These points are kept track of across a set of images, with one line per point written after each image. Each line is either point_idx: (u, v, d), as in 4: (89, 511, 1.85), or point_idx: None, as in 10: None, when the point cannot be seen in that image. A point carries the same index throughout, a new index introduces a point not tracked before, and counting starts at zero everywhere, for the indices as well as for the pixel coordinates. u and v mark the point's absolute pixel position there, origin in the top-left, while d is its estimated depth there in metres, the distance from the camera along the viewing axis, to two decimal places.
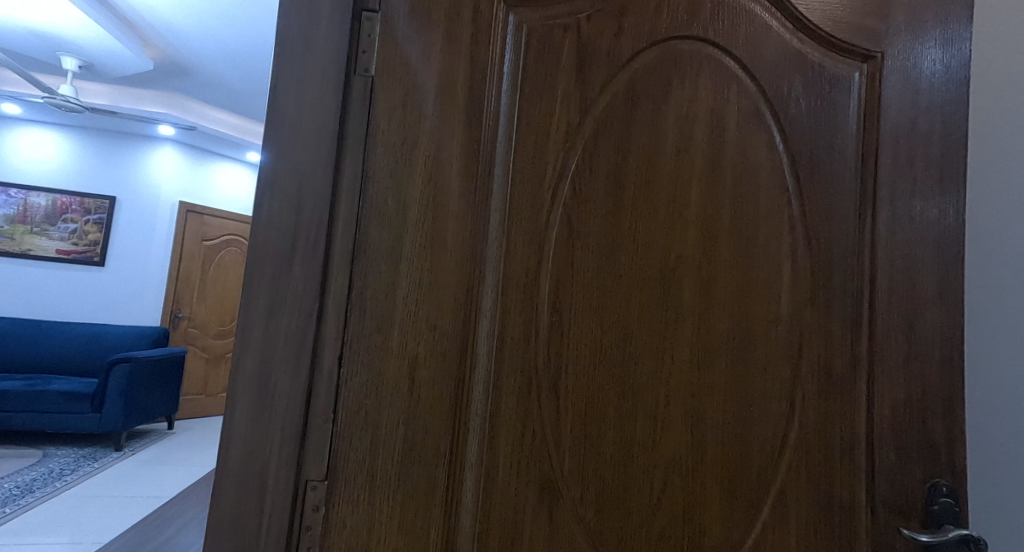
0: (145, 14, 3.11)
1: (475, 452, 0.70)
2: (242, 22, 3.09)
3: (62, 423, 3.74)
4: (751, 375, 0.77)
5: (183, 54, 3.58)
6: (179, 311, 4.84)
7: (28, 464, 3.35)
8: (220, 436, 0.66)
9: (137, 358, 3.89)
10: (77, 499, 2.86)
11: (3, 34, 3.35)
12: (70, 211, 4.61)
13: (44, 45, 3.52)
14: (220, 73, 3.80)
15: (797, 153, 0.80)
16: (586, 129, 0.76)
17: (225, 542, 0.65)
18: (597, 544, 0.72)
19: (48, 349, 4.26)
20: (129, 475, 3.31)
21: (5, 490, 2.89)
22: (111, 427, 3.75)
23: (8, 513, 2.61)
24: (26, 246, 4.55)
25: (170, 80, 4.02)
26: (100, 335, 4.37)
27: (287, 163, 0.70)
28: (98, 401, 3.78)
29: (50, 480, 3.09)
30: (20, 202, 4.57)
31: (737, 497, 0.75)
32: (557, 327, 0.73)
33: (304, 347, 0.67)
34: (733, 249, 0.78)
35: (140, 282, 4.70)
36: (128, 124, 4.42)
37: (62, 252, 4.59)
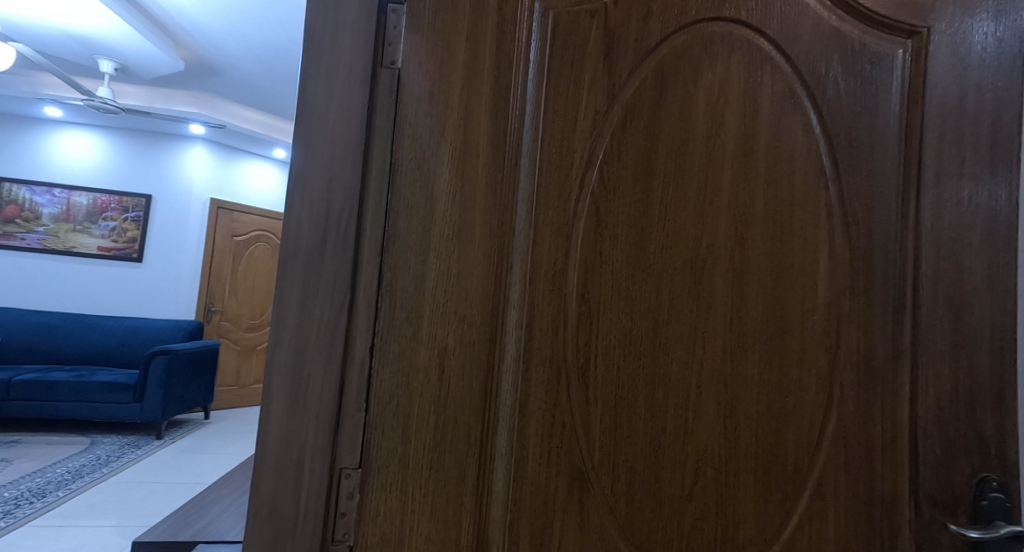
0: (175, 14, 3.19)
1: (505, 441, 0.71)
2: (267, 19, 3.15)
3: (106, 413, 3.92)
4: (786, 366, 0.75)
5: (213, 54, 3.66)
6: (213, 304, 5.01)
7: (78, 451, 3.53)
8: (257, 426, 0.68)
9: (176, 350, 4.05)
10: (123, 484, 3.01)
11: (44, 38, 3.49)
12: (109, 209, 4.80)
13: (82, 48, 3.65)
14: (249, 72, 3.88)
15: (834, 136, 0.77)
16: (614, 117, 0.75)
17: (260, 527, 0.67)
18: (628, 535, 0.72)
19: (92, 341, 4.46)
20: (171, 462, 3.46)
21: (58, 475, 3.05)
22: (152, 417, 3.92)
23: (61, 496, 2.77)
24: (70, 244, 4.75)
25: (203, 80, 4.13)
26: (139, 329, 4.54)
27: (317, 157, 0.71)
28: (140, 391, 3.95)
29: (98, 467, 3.26)
30: (63, 201, 4.77)
31: (772, 490, 0.74)
32: (585, 317, 0.73)
33: (337, 337, 0.69)
34: (767, 236, 0.76)
35: (176, 277, 4.86)
36: (162, 125, 4.57)
37: (103, 249, 4.78)
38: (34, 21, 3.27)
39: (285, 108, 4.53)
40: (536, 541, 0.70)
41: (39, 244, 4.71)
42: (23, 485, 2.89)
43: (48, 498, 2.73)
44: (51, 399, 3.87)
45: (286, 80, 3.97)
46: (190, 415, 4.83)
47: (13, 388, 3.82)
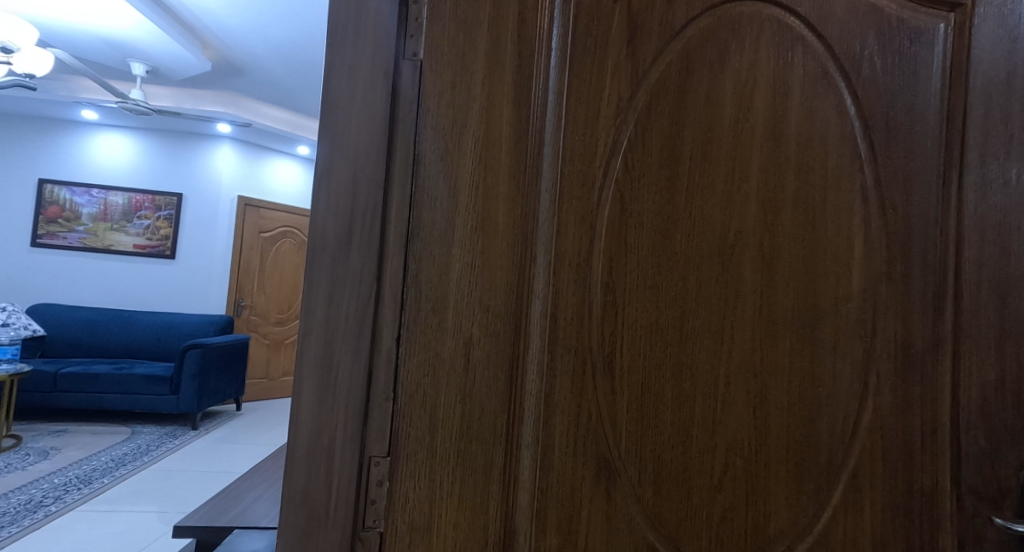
0: (202, 15, 3.27)
1: (531, 431, 0.71)
2: (289, 18, 3.20)
3: (146, 403, 4.10)
4: (818, 355, 0.73)
5: (239, 54, 3.75)
6: (242, 299, 5.20)
7: (120, 440, 3.71)
8: (289, 416, 0.70)
9: (208, 344, 4.21)
10: (163, 472, 3.16)
11: (79, 41, 3.63)
12: (143, 208, 4.98)
13: (115, 51, 3.78)
14: (274, 70, 3.96)
15: (869, 117, 0.74)
16: (638, 103, 0.74)
17: (290, 513, 0.69)
18: (656, 524, 0.71)
19: (131, 336, 4.65)
20: (208, 451, 3.61)
21: (102, 463, 3.22)
22: (187, 408, 4.08)
23: (105, 483, 2.92)
24: (108, 242, 4.96)
25: (232, 79, 4.22)
26: (174, 324, 4.71)
27: (341, 150, 0.71)
28: (175, 384, 4.11)
29: (140, 455, 3.42)
30: (101, 201, 4.98)
31: (805, 479, 0.72)
32: (611, 306, 0.72)
33: (364, 328, 0.70)
34: (798, 222, 0.74)
35: (207, 273, 5.03)
36: (192, 125, 4.74)
37: (139, 247, 4.98)
38: (70, 25, 3.40)
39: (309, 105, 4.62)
40: (564, 530, 0.70)
41: (80, 242, 4.94)
42: (71, 472, 3.05)
43: (94, 484, 2.88)
44: (95, 391, 4.06)
45: (312, 77, 4.04)
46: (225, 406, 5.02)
47: (59, 380, 4.02)
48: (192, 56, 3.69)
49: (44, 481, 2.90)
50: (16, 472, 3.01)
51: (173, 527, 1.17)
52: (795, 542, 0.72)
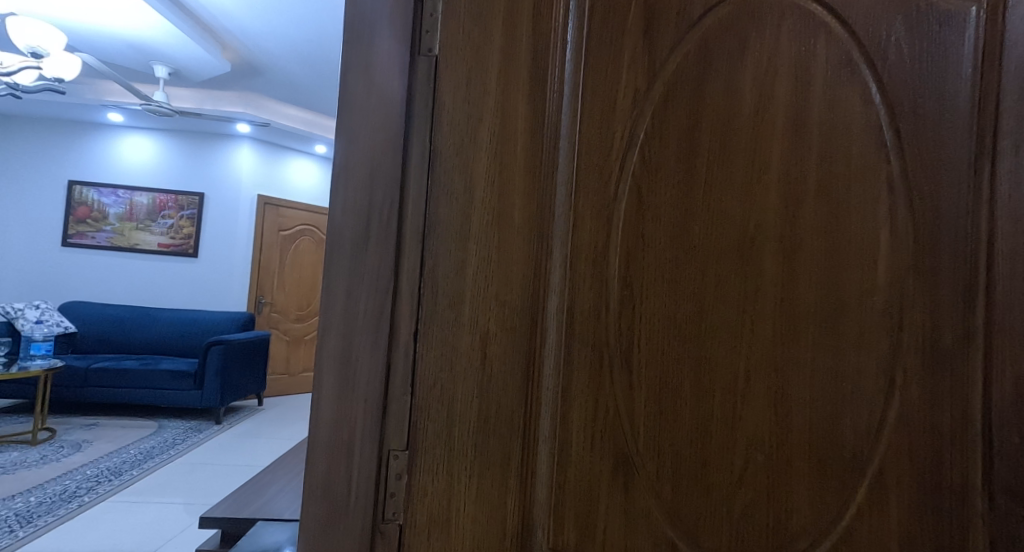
0: (223, 18, 3.36)
1: (548, 424, 0.71)
2: (307, 20, 3.28)
3: (171, 398, 4.29)
4: (841, 350, 0.71)
5: (259, 56, 3.85)
6: (263, 297, 5.45)
7: (147, 433, 3.88)
8: (310, 408, 0.72)
9: (231, 340, 4.39)
10: (189, 465, 3.30)
11: (105, 45, 3.77)
12: (167, 208, 5.28)
13: (139, 54, 3.92)
14: (293, 71, 4.07)
15: (896, 105, 0.72)
16: (655, 95, 0.73)
17: (312, 504, 0.71)
18: (675, 521, 0.71)
19: (157, 332, 4.89)
20: (232, 445, 3.77)
21: (132, 455, 3.39)
22: (211, 402, 4.27)
23: (136, 474, 3.08)
24: (134, 241, 5.27)
25: (252, 80, 4.34)
26: (197, 320, 4.93)
27: (358, 146, 0.72)
28: (199, 379, 4.30)
29: (167, 448, 3.58)
30: (127, 201, 5.30)
31: (827, 477, 0.71)
32: (628, 301, 0.72)
33: (382, 322, 0.71)
34: (820, 214, 0.72)
35: (229, 272, 5.31)
36: (213, 125, 5.02)
37: (163, 245, 5.27)
38: (97, 29, 3.52)
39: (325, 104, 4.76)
40: (582, 524, 0.70)
41: (107, 241, 5.25)
42: (103, 463, 3.21)
43: (126, 475, 3.04)
44: (123, 386, 4.25)
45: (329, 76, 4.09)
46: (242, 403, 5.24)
47: (90, 375, 4.21)
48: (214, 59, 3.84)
49: (78, 472, 3.06)
50: (52, 462, 3.18)
51: (199, 518, 1.22)
52: (817, 541, 0.70)
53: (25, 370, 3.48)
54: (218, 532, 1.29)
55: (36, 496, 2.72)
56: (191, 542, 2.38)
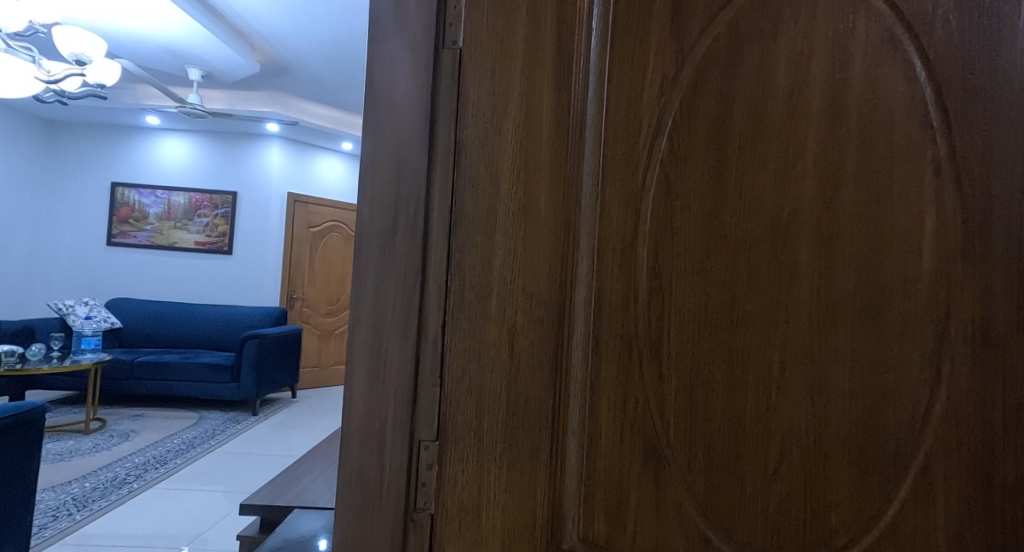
0: (248, 16, 3.58)
1: (576, 416, 0.72)
2: (326, 13, 3.47)
3: (211, 390, 4.76)
4: (884, 340, 0.68)
5: (284, 52, 4.11)
6: (294, 292, 6.05)
7: (188, 425, 4.26)
8: (343, 399, 0.74)
9: (264, 334, 4.84)
10: (226, 455, 3.63)
11: (141, 49, 4.05)
12: (203, 207, 5.87)
13: (173, 57, 4.20)
14: (316, 65, 4.33)
15: (943, 83, 0.68)
16: (683, 81, 0.72)
17: (349, 492, 0.73)
18: (709, 514, 0.69)
19: (196, 327, 5.45)
20: (265, 437, 4.11)
21: (176, 445, 3.74)
22: (248, 394, 4.73)
23: (180, 463, 3.40)
24: (173, 239, 5.86)
25: (281, 79, 4.71)
26: (233, 316, 5.48)
27: (384, 141, 0.74)
28: (236, 372, 4.77)
29: (207, 439, 3.93)
30: (165, 201, 5.88)
31: (869, 472, 0.68)
32: (657, 291, 0.71)
33: (410, 315, 0.72)
34: (861, 200, 0.69)
35: (261, 266, 5.89)
36: (244, 125, 5.53)
37: (200, 243, 5.87)
38: (134, 34, 3.77)
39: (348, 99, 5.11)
40: (612, 515, 0.70)
41: (148, 240, 5.85)
42: (150, 452, 3.56)
43: (171, 464, 3.36)
44: (166, 379, 4.74)
45: (352, 59, 4.15)
46: (275, 396, 5.65)
47: (136, 368, 4.70)
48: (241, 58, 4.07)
49: (129, 460, 3.39)
50: (104, 451, 3.52)
51: (242, 505, 1.37)
52: (857, 538, 0.68)
53: (77, 363, 3.96)
54: (259, 519, 1.43)
55: (91, 481, 3.02)
56: (231, 528, 2.62)
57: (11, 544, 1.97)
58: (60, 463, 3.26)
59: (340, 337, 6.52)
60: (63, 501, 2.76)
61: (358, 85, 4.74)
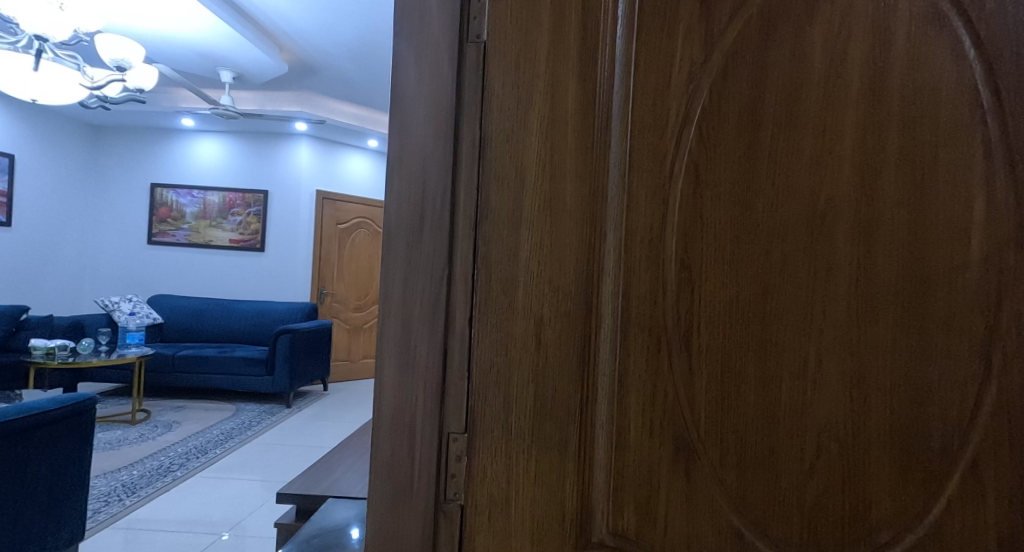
0: (278, 18, 3.67)
1: (605, 410, 0.71)
2: (352, 14, 3.55)
3: (247, 382, 4.94)
4: (929, 332, 0.65)
5: (312, 52, 4.20)
6: (324, 287, 6.20)
7: (226, 416, 4.43)
8: (373, 393, 0.75)
9: (297, 329, 5.00)
10: (262, 445, 3.76)
11: (177, 53, 4.19)
12: (236, 205, 6.06)
13: (206, 60, 4.34)
14: (344, 64, 4.42)
15: (994, 60, 0.64)
16: (713, 67, 0.70)
17: (380, 484, 0.74)
18: (742, 510, 0.68)
19: (233, 322, 5.66)
20: (299, 428, 4.24)
21: (216, 435, 3.91)
22: (281, 387, 4.90)
23: (220, 452, 3.55)
24: (209, 237, 6.07)
25: (310, 79, 4.82)
26: (267, 311, 5.67)
27: (411, 138, 0.74)
28: (271, 365, 4.95)
29: (244, 429, 4.09)
30: (201, 200, 6.09)
31: (912, 468, 0.65)
32: (686, 284, 0.70)
33: (438, 309, 0.73)
34: (903, 186, 0.66)
35: (293, 262, 6.06)
36: (274, 125, 5.70)
37: (234, 241, 6.07)
38: (171, 38, 3.91)
39: (376, 97, 5.21)
40: (642, 510, 0.70)
41: (186, 238, 6.08)
42: (191, 442, 3.72)
43: (211, 453, 3.51)
44: (205, 372, 4.93)
45: (380, 57, 4.21)
46: (306, 390, 5.78)
47: (177, 362, 4.91)
48: (270, 59, 4.17)
49: (173, 449, 3.55)
50: (150, 440, 3.70)
51: (279, 493, 1.42)
52: (899, 536, 0.65)
53: (123, 356, 4.16)
54: (295, 507, 1.47)
55: (138, 469, 3.17)
56: (268, 516, 2.72)
57: (67, 530, 2.09)
58: (110, 452, 3.44)
59: (368, 332, 6.67)
60: (114, 487, 2.91)
61: (384, 82, 4.79)
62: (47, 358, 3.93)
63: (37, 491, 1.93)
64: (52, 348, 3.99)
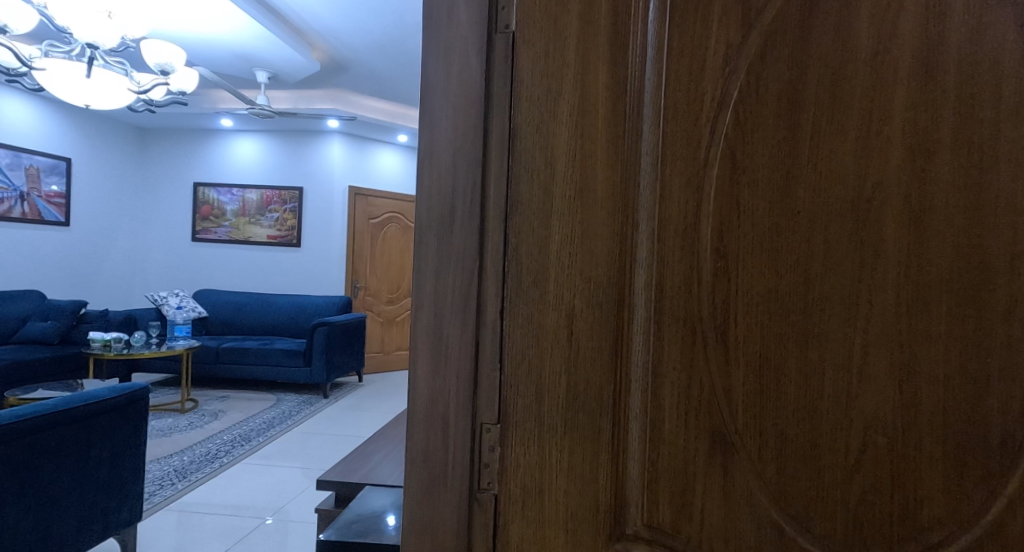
0: (310, 17, 3.76)
1: (639, 401, 0.70)
2: (379, 11, 3.60)
3: (288, 374, 5.12)
4: (987, 322, 0.62)
5: (343, 50, 4.29)
6: (357, 282, 6.37)
7: (268, 406, 4.60)
8: (407, 385, 0.76)
9: (332, 321, 5.15)
10: (302, 434, 3.90)
11: (214, 55, 4.34)
12: (273, 202, 6.26)
13: (242, 62, 4.48)
14: (373, 62, 4.49)
15: None
16: (750, 48, 0.67)
17: (413, 475, 0.75)
18: (783, 506, 0.66)
19: (273, 315, 5.88)
20: (337, 418, 4.37)
21: (259, 424, 4.07)
22: (319, 378, 5.06)
23: (262, 440, 3.70)
24: (248, 234, 6.29)
25: (342, 76, 4.91)
26: (304, 305, 5.87)
27: (440, 131, 0.74)
28: (309, 357, 5.11)
29: (285, 418, 4.25)
30: (240, 198, 6.32)
31: (969, 466, 0.62)
32: (722, 273, 0.68)
33: (470, 301, 0.73)
34: (956, 167, 0.62)
35: (328, 257, 6.23)
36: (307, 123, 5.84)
37: (271, 237, 6.26)
38: (208, 41, 4.04)
39: (405, 93, 5.27)
40: (677, 502, 0.69)
41: (227, 235, 6.32)
42: (236, 430, 3.89)
43: (254, 441, 3.66)
44: (248, 363, 5.13)
45: (407, 53, 4.26)
46: (342, 381, 5.93)
47: (221, 353, 5.13)
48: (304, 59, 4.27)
49: (219, 437, 3.72)
50: (198, 428, 3.89)
51: (319, 480, 1.47)
52: (954, 535, 0.62)
53: (172, 348, 4.39)
54: (334, 493, 1.53)
55: (188, 455, 3.34)
56: (308, 502, 2.82)
57: (127, 511, 2.21)
58: (163, 438, 3.63)
59: (401, 325, 6.81)
60: (167, 471, 3.08)
61: (417, 76, 4.83)
62: (105, 349, 4.19)
63: (100, 474, 2.07)
64: (109, 340, 4.24)
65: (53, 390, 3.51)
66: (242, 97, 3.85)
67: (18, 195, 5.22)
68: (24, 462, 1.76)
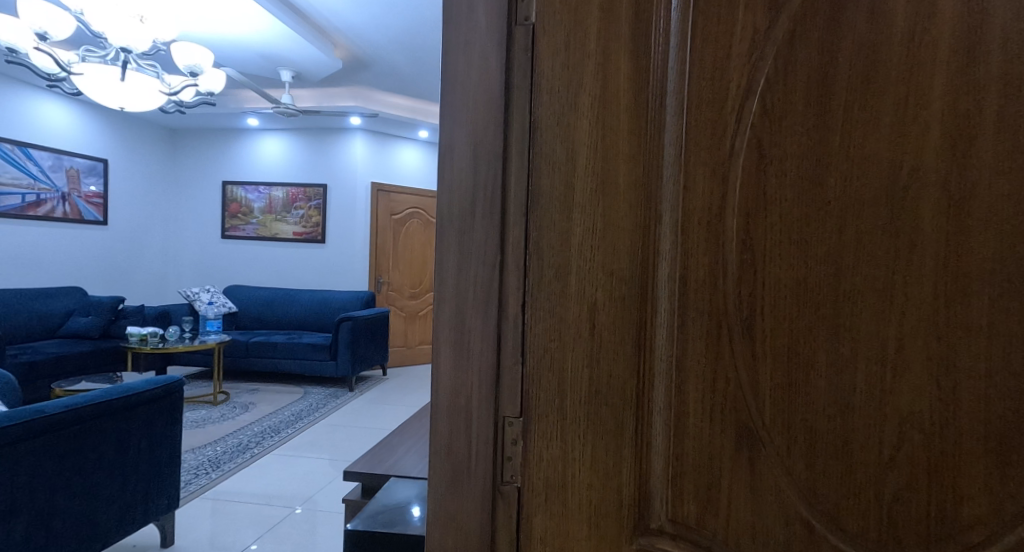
0: (332, 17, 3.81)
1: (663, 395, 0.70)
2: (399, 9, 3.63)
3: (314, 367, 5.23)
4: None
5: (365, 48, 4.33)
6: (381, 278, 6.46)
7: (297, 398, 4.72)
8: (431, 377, 0.77)
9: (357, 316, 5.23)
10: (329, 426, 3.99)
11: (241, 55, 4.43)
12: (299, 199, 6.32)
13: (268, 62, 4.57)
14: (394, 59, 4.53)
15: None
16: (777, 34, 0.66)
17: (435, 467, 0.76)
18: (813, 503, 0.65)
19: (300, 310, 6.00)
20: (362, 410, 4.46)
21: (287, 416, 4.17)
22: (345, 372, 5.16)
23: (291, 432, 3.80)
24: (275, 230, 6.39)
25: (364, 74, 4.97)
26: (329, 300, 5.98)
27: (461, 124, 0.75)
28: (335, 351, 5.21)
29: (312, 411, 4.35)
30: (266, 196, 6.45)
31: (1012, 464, 0.60)
32: (749, 265, 0.66)
33: (491, 294, 0.74)
34: (998, 153, 0.60)
35: (352, 253, 6.33)
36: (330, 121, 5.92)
37: (297, 233, 6.38)
38: (235, 42, 4.13)
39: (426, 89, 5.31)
40: (701, 497, 0.68)
41: (255, 232, 6.46)
42: (266, 421, 4.01)
43: (283, 432, 3.76)
44: (277, 357, 5.26)
45: (427, 49, 4.28)
46: (367, 375, 6.03)
47: (250, 347, 5.26)
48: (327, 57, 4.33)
49: (250, 428, 3.83)
50: (229, 419, 4.01)
51: (345, 471, 1.50)
52: (995, 535, 0.60)
53: (204, 342, 4.53)
54: (361, 484, 1.56)
55: (221, 446, 3.45)
56: (333, 492, 2.89)
57: (165, 498, 2.30)
58: (196, 429, 3.76)
59: (423, 319, 6.89)
60: (201, 461, 3.19)
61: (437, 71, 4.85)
62: (141, 343, 4.35)
63: (141, 463, 2.15)
64: (146, 335, 4.40)
65: (94, 383, 3.66)
66: (268, 97, 3.92)
67: (60, 195, 5.44)
68: (70, 452, 1.85)
